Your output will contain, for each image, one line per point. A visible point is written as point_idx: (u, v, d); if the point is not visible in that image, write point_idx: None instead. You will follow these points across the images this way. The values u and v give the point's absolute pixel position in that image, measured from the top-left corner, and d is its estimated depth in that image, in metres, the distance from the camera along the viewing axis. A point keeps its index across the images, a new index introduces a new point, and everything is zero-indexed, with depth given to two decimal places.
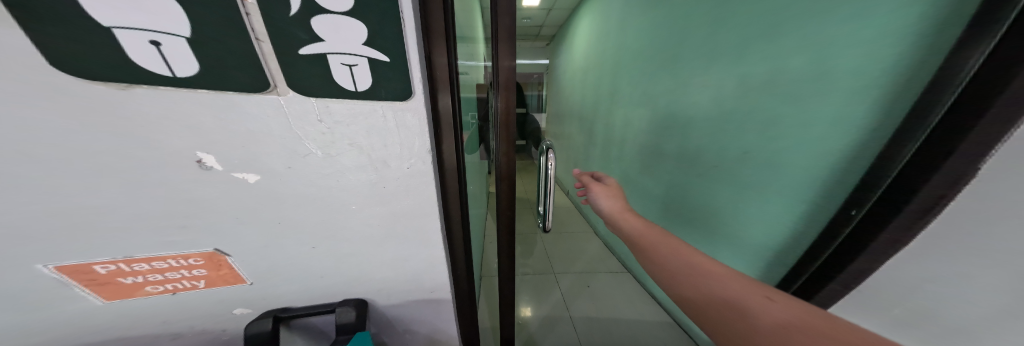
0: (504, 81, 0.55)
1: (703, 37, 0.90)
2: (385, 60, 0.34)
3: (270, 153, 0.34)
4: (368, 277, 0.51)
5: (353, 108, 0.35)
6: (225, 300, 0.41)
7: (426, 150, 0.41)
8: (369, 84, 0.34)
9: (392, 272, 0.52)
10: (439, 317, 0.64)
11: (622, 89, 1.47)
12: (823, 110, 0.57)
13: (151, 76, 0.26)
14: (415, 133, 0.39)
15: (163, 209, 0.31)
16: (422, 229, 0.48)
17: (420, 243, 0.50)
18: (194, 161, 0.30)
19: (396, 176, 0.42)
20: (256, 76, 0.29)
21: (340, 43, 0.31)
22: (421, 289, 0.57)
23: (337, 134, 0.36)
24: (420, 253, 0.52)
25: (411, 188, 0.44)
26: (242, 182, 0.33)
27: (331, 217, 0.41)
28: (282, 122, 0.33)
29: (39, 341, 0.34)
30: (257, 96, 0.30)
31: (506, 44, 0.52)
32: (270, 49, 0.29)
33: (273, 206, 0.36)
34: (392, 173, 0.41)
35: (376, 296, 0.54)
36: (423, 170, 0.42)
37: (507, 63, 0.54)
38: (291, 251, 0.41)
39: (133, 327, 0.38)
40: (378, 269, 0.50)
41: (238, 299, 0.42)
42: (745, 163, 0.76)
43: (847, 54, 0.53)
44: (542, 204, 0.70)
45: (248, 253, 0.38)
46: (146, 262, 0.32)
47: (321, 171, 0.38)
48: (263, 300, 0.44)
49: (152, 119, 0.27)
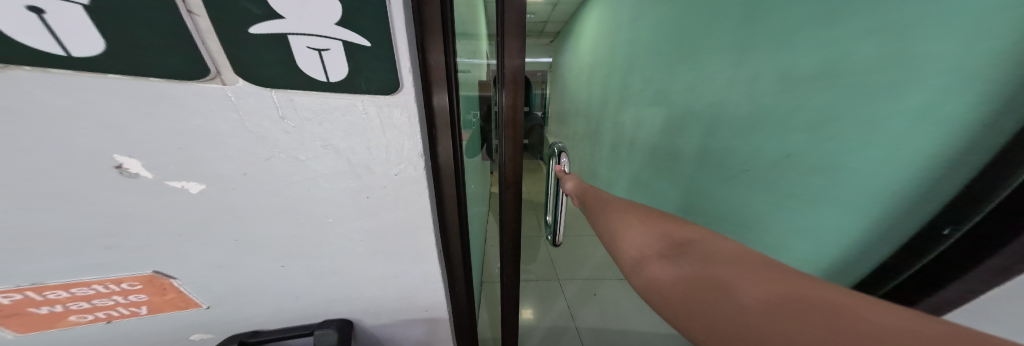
0: (510, 80, 0.48)
1: (734, 25, 0.81)
2: (364, 45, 0.26)
3: (221, 155, 0.27)
4: (353, 297, 0.44)
5: (325, 102, 0.29)
6: (179, 326, 0.35)
7: (419, 154, 0.34)
8: (344, 73, 0.27)
9: (378, 291, 0.46)
10: (433, 337, 0.57)
11: (635, 89, 1.37)
12: (881, 119, 0.48)
13: (38, 56, 0.19)
14: (403, 133, 0.32)
15: (79, 225, 0.25)
16: (413, 244, 0.42)
17: (411, 258, 0.43)
18: (113, 166, 0.24)
19: (381, 184, 0.35)
20: (189, 60, 0.23)
21: (304, 21, 0.24)
22: (413, 308, 0.51)
23: (305, 133, 0.29)
24: (411, 271, 0.45)
25: (399, 198, 0.37)
26: (182, 192, 0.27)
27: (304, 231, 0.35)
28: (232, 119, 0.26)
29: None
30: (195, 84, 0.24)
31: (515, 42, 0.45)
32: (209, 25, 0.22)
33: (227, 219, 0.30)
34: (376, 180, 0.34)
35: (362, 315, 0.48)
36: (414, 177, 0.36)
37: (515, 62, 0.47)
38: (255, 270, 0.35)
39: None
40: (362, 288, 0.44)
41: (195, 325, 0.36)
42: (779, 174, 0.68)
43: (921, 54, 0.43)
44: (554, 216, 0.64)
45: (201, 274, 0.32)
46: (64, 289, 0.26)
47: (288, 179, 0.31)
48: (228, 325, 0.38)
49: (50, 114, 0.21)
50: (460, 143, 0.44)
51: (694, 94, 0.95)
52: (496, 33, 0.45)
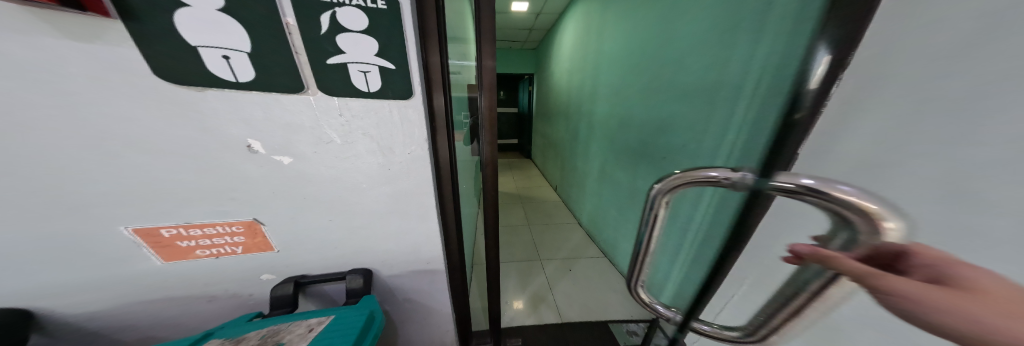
0: (488, 80, 0.68)
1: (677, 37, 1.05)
2: (390, 68, 0.43)
3: (300, 140, 0.43)
4: (375, 249, 0.60)
5: (366, 105, 0.45)
6: (256, 266, 0.49)
7: (424, 137, 0.51)
8: (380, 85, 0.44)
9: (394, 244, 0.61)
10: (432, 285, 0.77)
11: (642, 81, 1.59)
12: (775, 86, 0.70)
13: (223, 82, 0.35)
14: (414, 125, 0.49)
15: (216, 184, 0.40)
16: (420, 205, 0.58)
17: (419, 217, 0.59)
18: (245, 146, 0.40)
19: (402, 159, 0.51)
20: (294, 81, 0.39)
21: (357, 55, 0.41)
22: (418, 261, 0.67)
23: (352, 126, 0.45)
24: (416, 231, 0.62)
25: (411, 169, 0.53)
26: (279, 163, 0.42)
27: (346, 197, 0.51)
28: (310, 116, 0.42)
29: (120, 290, 0.45)
30: (294, 95, 0.39)
31: (489, 47, 0.64)
32: (306, 59, 0.38)
33: (300, 183, 0.45)
34: (397, 157, 0.51)
35: (380, 267, 0.64)
36: (421, 155, 0.52)
37: (488, 63, 0.66)
38: (311, 223, 0.50)
39: (185, 284, 0.48)
40: (382, 242, 0.60)
41: (265, 267, 0.51)
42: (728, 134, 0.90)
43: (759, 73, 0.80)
44: (633, 253, 0.52)
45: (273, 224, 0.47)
46: (200, 228, 0.42)
47: (340, 157, 0.47)
48: (285, 269, 0.53)
49: (216, 114, 0.37)
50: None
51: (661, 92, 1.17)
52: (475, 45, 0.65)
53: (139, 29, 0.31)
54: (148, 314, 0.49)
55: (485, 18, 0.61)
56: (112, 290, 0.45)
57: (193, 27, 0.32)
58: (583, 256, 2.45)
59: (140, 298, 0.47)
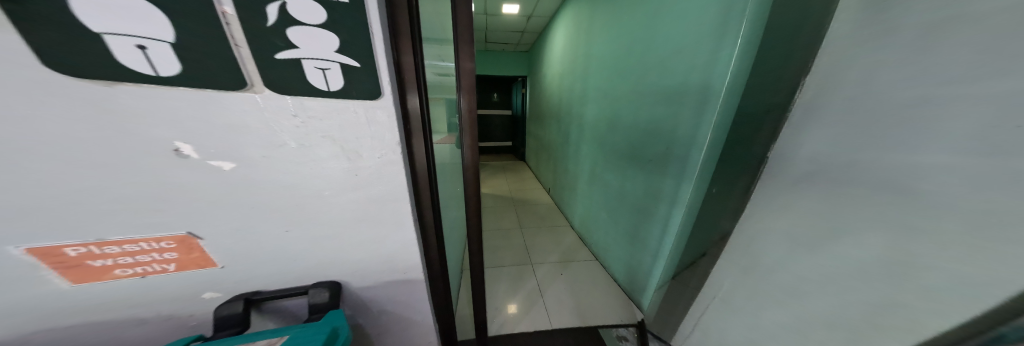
0: (466, 82, 0.67)
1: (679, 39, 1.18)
2: (355, 66, 0.39)
3: (243, 143, 0.37)
4: (344, 260, 0.55)
5: (326, 105, 0.40)
6: (198, 283, 0.44)
7: (394, 141, 0.46)
8: (341, 84, 0.39)
9: (365, 255, 0.57)
10: (410, 295, 0.73)
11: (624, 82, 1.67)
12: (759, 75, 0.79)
13: (140, 75, 0.30)
14: (385, 128, 0.44)
15: (141, 194, 0.35)
16: (395, 212, 0.54)
17: (394, 225, 0.55)
18: (172, 149, 0.34)
19: (370, 163, 0.47)
20: (234, 76, 0.34)
21: (313, 50, 0.37)
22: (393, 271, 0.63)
23: (310, 127, 0.41)
24: (387, 239, 0.57)
25: (383, 174, 0.49)
26: (219, 169, 0.37)
27: (302, 205, 0.46)
28: (258, 117, 0.37)
29: (26, 314, 0.39)
30: (235, 93, 0.35)
31: (467, 49, 0.63)
32: (249, 53, 0.34)
33: (247, 190, 0.40)
34: (362, 161, 0.46)
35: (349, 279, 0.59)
36: (393, 160, 0.48)
37: (467, 65, 0.65)
38: (266, 234, 0.45)
39: (113, 305, 0.42)
40: (352, 253, 0.55)
41: (209, 285, 0.45)
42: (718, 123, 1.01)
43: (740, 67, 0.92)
44: None
45: (212, 236, 0.41)
46: (117, 245, 0.37)
47: (298, 161, 0.42)
48: (232, 287, 0.47)
49: (134, 113, 0.31)
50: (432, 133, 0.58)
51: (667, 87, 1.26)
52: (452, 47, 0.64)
53: (23, 10, 0.26)
54: (67, 341, 0.43)
55: (463, 19, 0.61)
56: (16, 316, 0.39)
57: (96, 10, 0.27)
58: (573, 259, 2.44)
59: (53, 322, 0.41)
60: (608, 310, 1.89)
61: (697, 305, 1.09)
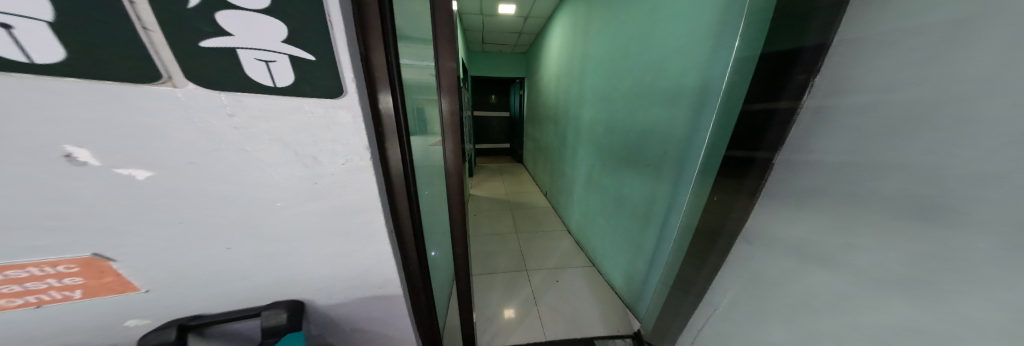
0: (447, 82, 0.62)
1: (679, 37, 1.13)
2: (310, 59, 0.35)
3: (168, 147, 0.33)
4: (305, 277, 0.51)
5: (274, 103, 0.35)
6: (134, 301, 0.40)
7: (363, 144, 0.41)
8: (290, 79, 0.35)
9: (330, 271, 0.52)
10: (384, 311, 0.67)
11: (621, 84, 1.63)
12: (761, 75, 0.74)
13: (14, 62, 0.26)
14: (348, 131, 0.39)
15: (44, 207, 0.31)
16: (364, 224, 0.49)
17: (363, 238, 0.50)
18: (61, 155, 0.29)
19: (328, 172, 0.42)
20: (145, 66, 0.29)
21: (252, 39, 0.32)
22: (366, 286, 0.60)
23: (256, 129, 0.36)
24: (352, 253, 0.52)
25: (347, 183, 0.44)
26: (129, 178, 0.33)
27: (249, 218, 0.40)
28: (185, 117, 0.32)
29: None
30: (149, 86, 0.30)
31: (447, 47, 0.60)
32: (160, 38, 0.28)
33: (171, 203, 0.35)
34: (312, 171, 0.41)
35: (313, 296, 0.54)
36: (361, 166, 0.42)
37: (448, 63, 0.61)
38: (204, 251, 0.40)
39: (34, 321, 0.38)
40: (315, 269, 0.51)
41: (144, 298, 0.41)
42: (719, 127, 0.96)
43: (741, 67, 0.88)
44: None
45: (139, 247, 0.37)
46: (2, 272, 0.33)
47: (242, 169, 0.37)
48: (171, 304, 0.43)
49: (19, 109, 0.27)
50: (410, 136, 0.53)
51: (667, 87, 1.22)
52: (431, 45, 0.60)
53: None
54: None
55: (442, 14, 0.57)
56: None
57: None
58: (569, 265, 2.38)
59: None
60: (603, 320, 1.82)
61: (695, 319, 1.03)
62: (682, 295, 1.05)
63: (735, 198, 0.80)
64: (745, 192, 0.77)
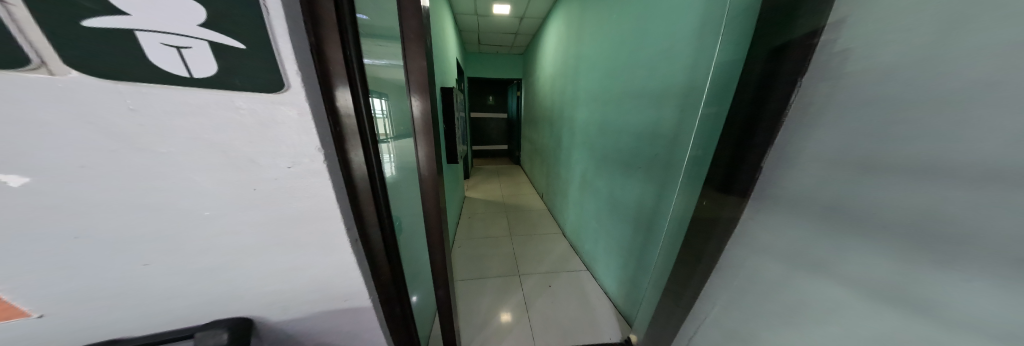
0: (417, 83, 0.59)
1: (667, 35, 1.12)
2: (238, 47, 0.33)
3: (59, 146, 0.31)
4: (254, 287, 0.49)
5: (189, 97, 0.34)
6: (75, 305, 0.40)
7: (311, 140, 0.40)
8: (211, 65, 0.33)
9: (280, 280, 0.50)
10: (348, 324, 0.64)
11: (614, 86, 1.60)
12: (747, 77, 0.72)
13: None
14: (289, 127, 0.39)
15: None
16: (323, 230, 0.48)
17: (318, 245, 0.49)
18: None
19: (273, 176, 0.41)
20: (13, 49, 0.27)
21: (152, 17, 0.30)
22: (326, 298, 0.57)
23: (177, 128, 0.35)
24: (310, 260, 0.51)
25: (292, 188, 0.43)
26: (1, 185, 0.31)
27: (202, 219, 0.40)
28: (87, 116, 0.31)
29: None
30: (25, 72, 0.28)
31: (416, 46, 0.56)
32: (25, 14, 0.27)
33: (85, 207, 0.35)
34: (256, 175, 0.40)
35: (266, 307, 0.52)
36: (312, 168, 0.42)
37: (417, 63, 0.58)
38: (132, 256, 0.39)
39: None
40: (265, 278, 0.49)
41: (91, 302, 0.41)
42: (708, 130, 0.93)
43: (729, 66, 0.85)
44: None
45: (76, 249, 0.37)
46: None
47: (170, 171, 0.36)
48: (114, 310, 0.42)
49: None
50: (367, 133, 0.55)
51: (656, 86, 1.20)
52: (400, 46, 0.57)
53: None
54: None
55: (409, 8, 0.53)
56: None
57: None
58: (563, 270, 2.32)
59: None
60: (594, 327, 1.77)
61: (684, 331, 0.99)
62: (670, 304, 1.02)
63: (723, 206, 0.77)
64: (731, 200, 0.74)
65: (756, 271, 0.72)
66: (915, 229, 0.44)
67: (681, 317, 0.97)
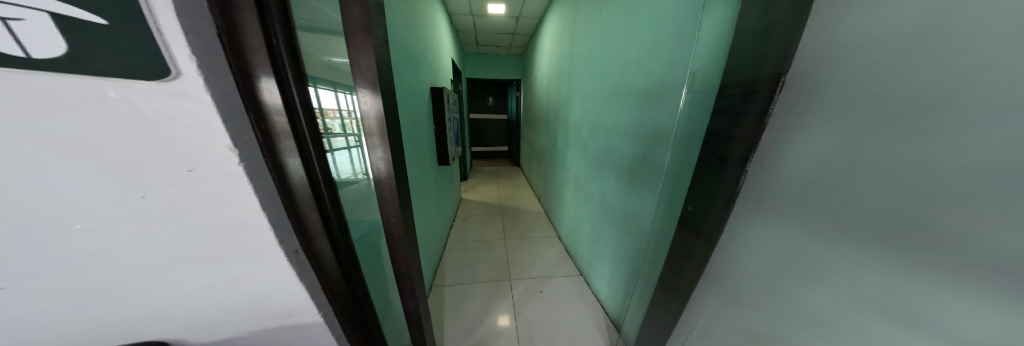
0: (367, 79, 0.53)
1: (654, 29, 1.08)
2: (100, 23, 0.29)
3: None
4: (180, 302, 0.45)
5: (36, 85, 0.29)
6: None
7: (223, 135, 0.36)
8: (56, 40, 0.28)
9: (207, 295, 0.46)
10: (301, 337, 0.60)
11: (604, 85, 1.56)
12: (732, 72, 0.68)
13: None
14: (187, 122, 0.34)
15: None
16: (242, 240, 0.44)
17: (245, 256, 0.46)
18: None
19: (174, 181, 0.36)
20: None
21: None
22: (269, 309, 0.53)
23: (18, 123, 0.29)
24: (242, 271, 0.47)
25: (199, 195, 0.38)
26: None
27: (117, 228, 0.37)
28: None
29: None
30: None
31: (363, 37, 0.50)
32: None
33: None
34: (155, 181, 0.36)
35: (199, 324, 0.48)
36: (227, 170, 0.38)
37: (366, 57, 0.52)
38: (20, 272, 0.36)
39: None
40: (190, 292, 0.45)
41: None
42: (696, 129, 0.89)
43: (715, 57, 0.81)
44: None
45: None
46: None
47: (37, 179, 0.32)
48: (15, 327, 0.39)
49: None
50: (305, 132, 0.48)
51: (644, 83, 1.16)
52: (344, 38, 0.50)
53: None
54: None
55: None
56: None
57: None
58: (556, 274, 2.26)
59: None
60: (585, 333, 1.72)
61: (672, 340, 0.95)
62: (658, 311, 0.97)
63: (708, 211, 0.74)
64: (718, 205, 0.72)
65: (743, 278, 0.68)
66: (908, 236, 0.41)
67: (669, 327, 0.93)
